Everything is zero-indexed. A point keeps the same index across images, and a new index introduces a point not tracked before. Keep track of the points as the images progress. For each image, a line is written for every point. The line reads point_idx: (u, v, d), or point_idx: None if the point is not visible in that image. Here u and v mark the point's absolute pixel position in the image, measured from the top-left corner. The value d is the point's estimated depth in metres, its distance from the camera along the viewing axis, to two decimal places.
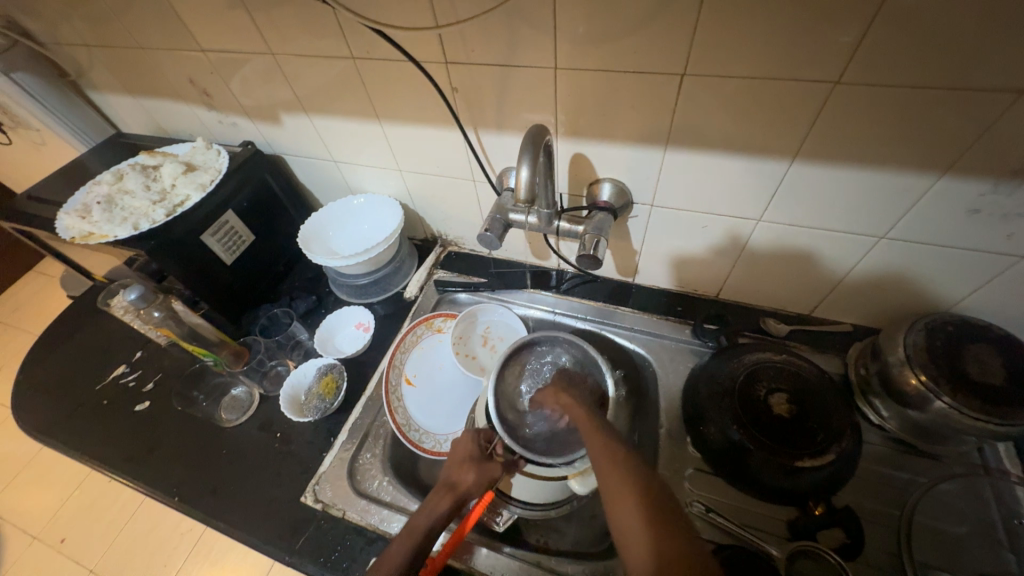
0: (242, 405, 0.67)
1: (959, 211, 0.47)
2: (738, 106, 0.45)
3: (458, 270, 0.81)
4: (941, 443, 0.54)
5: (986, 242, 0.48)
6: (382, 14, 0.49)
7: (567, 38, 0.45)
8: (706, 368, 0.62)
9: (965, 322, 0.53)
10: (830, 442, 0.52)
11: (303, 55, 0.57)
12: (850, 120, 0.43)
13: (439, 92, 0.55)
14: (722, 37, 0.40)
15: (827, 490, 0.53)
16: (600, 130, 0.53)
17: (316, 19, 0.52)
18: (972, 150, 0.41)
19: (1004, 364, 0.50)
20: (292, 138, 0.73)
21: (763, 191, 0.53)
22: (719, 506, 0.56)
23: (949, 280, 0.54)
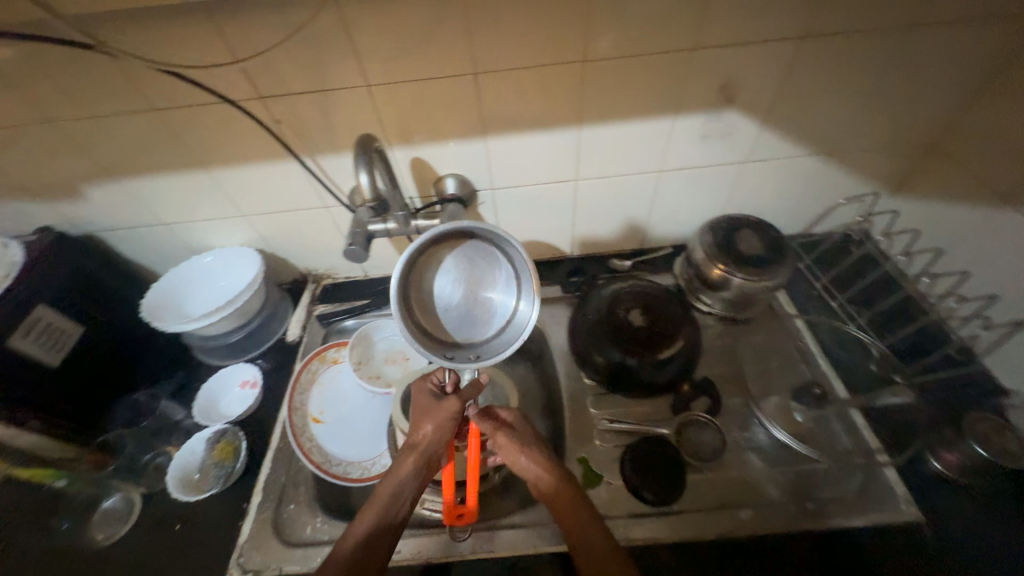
0: (120, 515, 0.72)
1: (700, 137, 0.78)
2: (521, 93, 0.69)
3: (337, 299, 0.95)
4: (740, 310, 0.82)
5: (701, 158, 0.82)
6: (274, 85, 0.64)
7: (379, 68, 0.64)
8: (586, 305, 0.83)
9: (733, 219, 0.72)
10: (670, 338, 0.77)
11: (169, 104, 0.65)
12: (563, 83, 0.68)
13: (265, 126, 0.69)
14: (488, 24, 0.61)
15: (687, 365, 0.78)
16: (437, 116, 0.70)
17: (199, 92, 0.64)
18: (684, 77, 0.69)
19: (762, 239, 0.69)
20: (109, 208, 0.80)
21: (548, 126, 0.74)
22: (619, 415, 0.78)
23: (688, 188, 0.87)
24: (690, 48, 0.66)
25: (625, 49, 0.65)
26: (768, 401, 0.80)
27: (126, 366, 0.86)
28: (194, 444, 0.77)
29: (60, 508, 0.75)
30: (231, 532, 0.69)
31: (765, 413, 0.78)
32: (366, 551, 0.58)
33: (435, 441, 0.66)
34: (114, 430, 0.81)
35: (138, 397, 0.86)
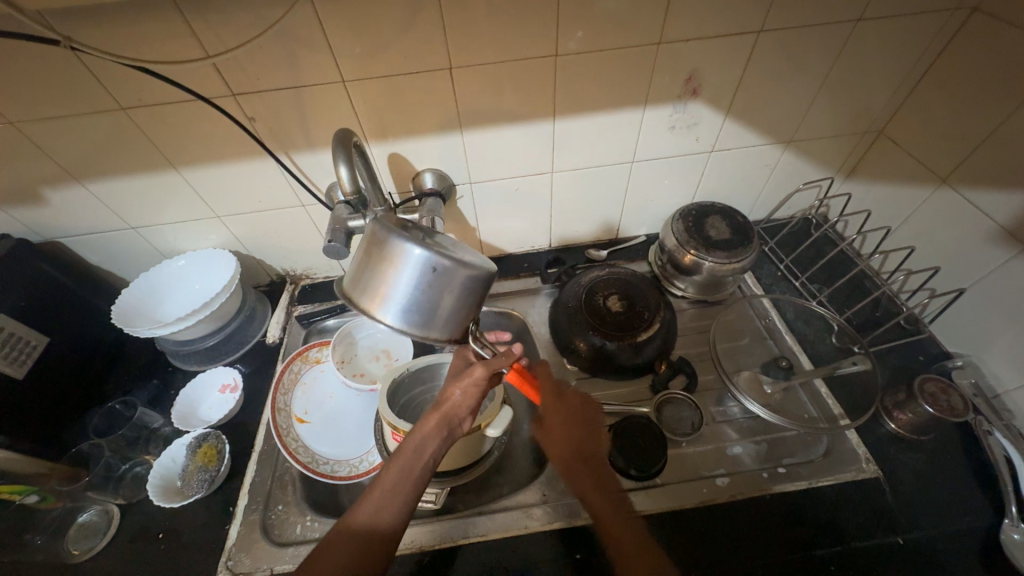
0: (204, 479, 0.66)
1: (982, 233, 0.67)
2: (805, 78, 0.70)
3: (315, 301, 0.89)
4: (1005, 419, 0.65)
5: (982, 234, 0.67)
6: (595, 49, 0.61)
7: (616, 39, 0.61)
8: (812, 341, 0.76)
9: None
10: (950, 414, 0.62)
11: (468, 65, 0.61)
12: (827, 45, 0.66)
13: (518, 103, 0.66)
14: (736, 63, 0.66)
15: (943, 450, 0.65)
16: (714, 100, 0.70)
17: (517, 53, 0.60)
18: (1022, 151, 0.61)
19: None
20: (138, 200, 0.70)
21: (796, 126, 0.77)
22: (839, 484, 0.62)
23: (947, 257, 0.73)
24: (1008, 27, 0.60)
25: (905, 7, 0.62)
26: None
27: (310, 270, 0.90)
28: (361, 349, 0.85)
29: (239, 348, 0.82)
30: (372, 444, 0.74)
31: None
32: (380, 516, 0.50)
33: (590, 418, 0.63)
34: (288, 325, 0.85)
35: (306, 306, 0.88)
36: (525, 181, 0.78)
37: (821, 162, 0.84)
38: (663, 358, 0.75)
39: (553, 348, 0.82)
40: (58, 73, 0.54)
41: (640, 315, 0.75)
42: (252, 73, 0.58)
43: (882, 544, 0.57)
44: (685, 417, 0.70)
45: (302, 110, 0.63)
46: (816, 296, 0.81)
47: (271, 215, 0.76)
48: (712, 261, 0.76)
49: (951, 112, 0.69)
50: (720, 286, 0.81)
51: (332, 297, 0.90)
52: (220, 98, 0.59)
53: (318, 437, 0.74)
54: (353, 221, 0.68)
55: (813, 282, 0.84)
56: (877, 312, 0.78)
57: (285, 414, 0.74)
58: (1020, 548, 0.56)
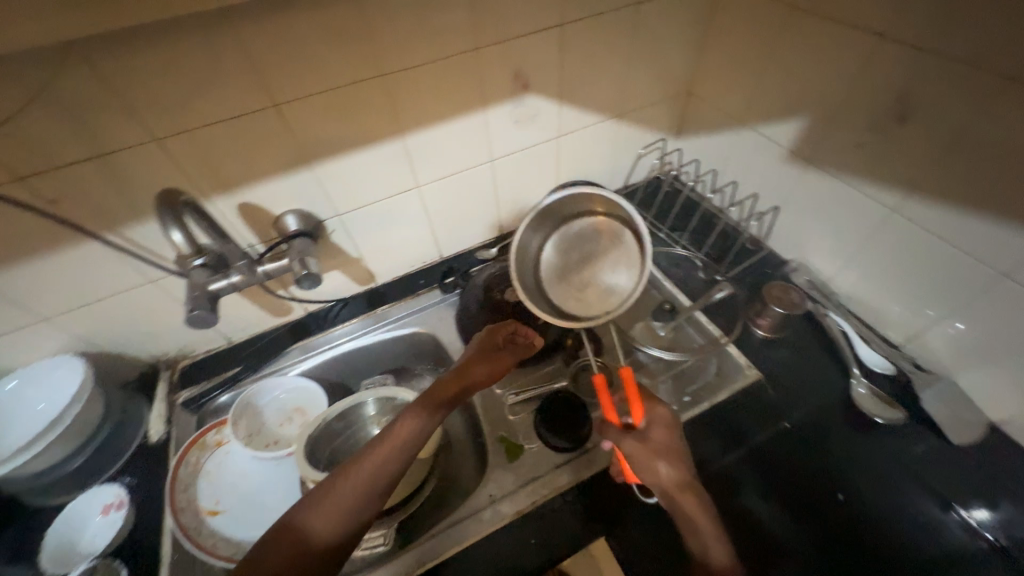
0: None
1: (778, 157, 0.81)
2: (614, 59, 0.79)
3: (202, 380, 0.80)
4: (833, 300, 0.79)
5: (778, 158, 0.80)
6: (421, 62, 0.64)
7: (436, 49, 0.64)
8: (685, 281, 0.87)
9: (828, 218, 0.76)
10: (790, 310, 0.75)
11: (296, 98, 0.59)
12: (621, 28, 0.75)
13: (360, 127, 0.66)
14: (552, 56, 0.73)
15: (799, 341, 0.77)
16: (545, 90, 0.77)
17: (344, 78, 0.60)
18: (783, 88, 0.75)
19: (845, 265, 0.77)
20: None
21: (621, 100, 0.86)
22: (733, 394, 0.71)
23: (759, 184, 0.86)
24: None
25: None
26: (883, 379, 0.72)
27: (186, 349, 0.80)
28: (268, 415, 0.79)
29: (116, 459, 0.70)
30: None
31: (863, 363, 0.72)
32: (378, 476, 0.55)
33: (675, 438, 0.56)
34: (173, 417, 0.76)
35: (191, 389, 0.79)
36: (395, 201, 0.78)
37: (652, 127, 0.95)
38: (570, 333, 0.78)
39: None
40: None
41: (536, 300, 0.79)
42: (40, 149, 0.51)
43: (773, 435, 0.67)
44: (601, 381, 0.74)
45: (116, 178, 0.56)
46: (680, 242, 0.92)
47: (115, 300, 0.67)
48: (587, 234, 0.83)
49: (731, 67, 0.83)
50: None
51: (220, 371, 0.81)
52: (5, 184, 0.52)
53: (238, 525, 0.67)
54: (214, 284, 0.63)
55: (674, 230, 0.95)
56: (727, 242, 0.91)
57: (192, 512, 0.66)
58: (867, 401, 0.70)
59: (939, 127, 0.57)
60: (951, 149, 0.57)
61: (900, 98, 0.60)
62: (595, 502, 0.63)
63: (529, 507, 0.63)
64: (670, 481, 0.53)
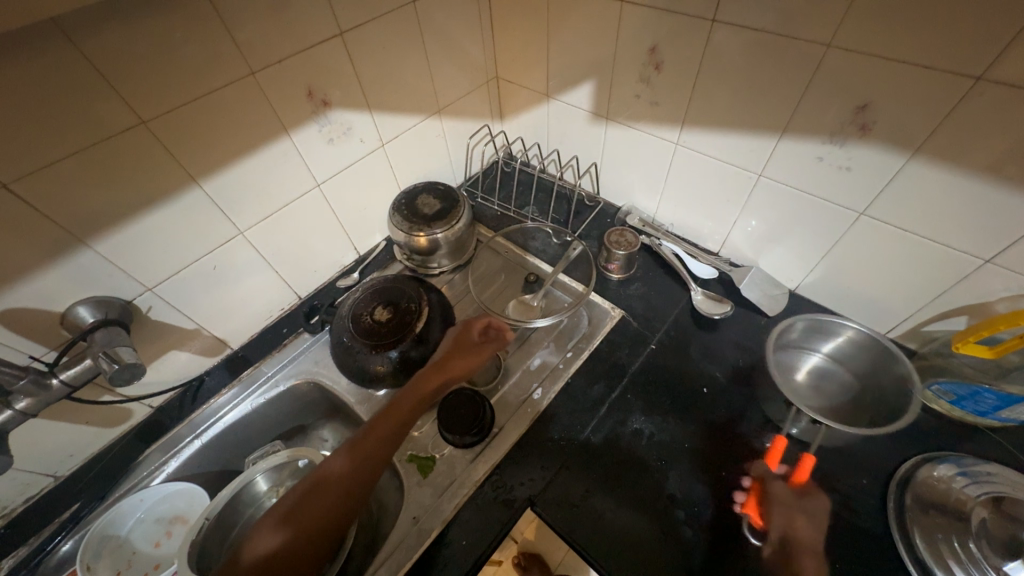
0: None
1: (583, 121, 0.89)
2: (412, 58, 0.80)
3: (31, 534, 0.64)
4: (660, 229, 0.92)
5: (583, 122, 0.89)
6: (188, 100, 0.57)
7: (202, 81, 0.57)
8: (543, 250, 0.93)
9: (636, 162, 0.87)
10: (630, 249, 0.84)
11: (32, 171, 0.49)
12: (406, 28, 0.76)
13: (139, 184, 0.58)
14: (343, 67, 0.71)
15: (645, 272, 0.88)
16: (350, 103, 0.75)
17: (93, 135, 0.52)
18: (567, 60, 0.83)
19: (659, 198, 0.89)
20: None
21: (434, 96, 0.88)
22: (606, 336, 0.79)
23: (578, 147, 0.95)
24: None
25: None
26: (712, 283, 0.85)
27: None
28: (139, 538, 0.68)
29: None
30: None
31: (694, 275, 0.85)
32: (342, 482, 0.56)
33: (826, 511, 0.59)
34: None
35: (19, 552, 0.64)
36: (219, 254, 0.70)
37: (473, 116, 0.99)
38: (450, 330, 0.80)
39: (358, 388, 0.79)
40: None
41: (409, 310, 0.78)
42: None
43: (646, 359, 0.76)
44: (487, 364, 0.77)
45: None
46: (529, 216, 0.98)
47: None
48: (441, 232, 0.84)
49: (520, 48, 0.89)
50: (463, 247, 0.91)
51: (56, 514, 0.66)
52: None
53: None
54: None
55: (524, 206, 1.01)
56: (569, 205, 0.99)
57: None
58: (704, 303, 0.81)
59: (684, 68, 0.68)
60: (697, 84, 0.69)
61: (652, 51, 0.70)
62: (514, 479, 0.65)
63: (452, 510, 0.62)
64: (801, 539, 0.57)
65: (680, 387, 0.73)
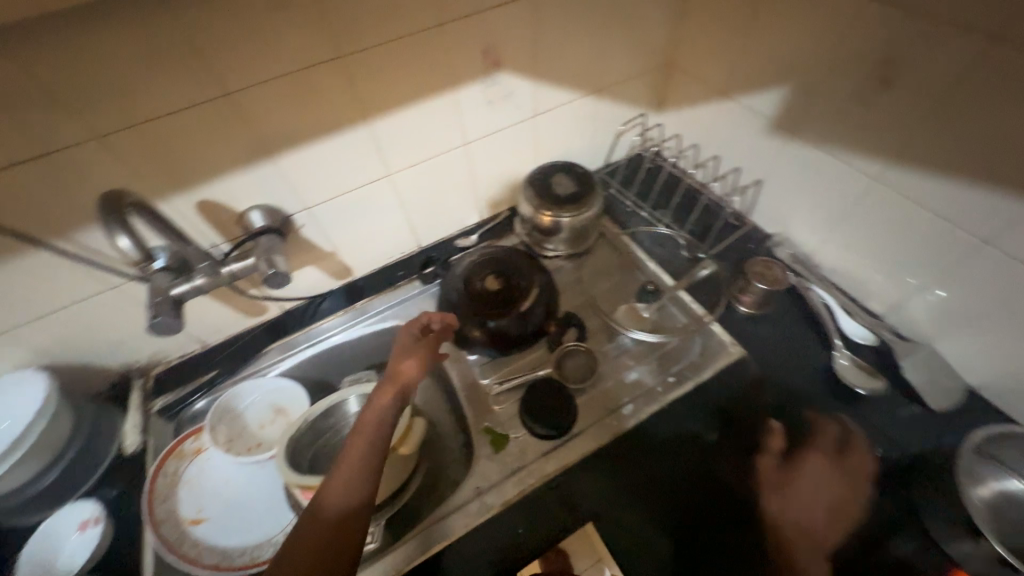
0: None
1: (757, 130, 0.79)
2: (591, 30, 0.75)
3: (178, 385, 0.77)
4: (813, 272, 0.79)
5: (758, 131, 0.79)
6: (381, 42, 0.60)
7: (397, 24, 0.59)
8: (668, 260, 0.85)
9: (810, 190, 0.75)
10: (774, 285, 0.74)
11: (250, 85, 0.56)
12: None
13: (323, 112, 0.62)
14: (522, 29, 0.69)
15: (783, 314, 0.77)
16: (517, 67, 0.73)
17: (300, 61, 0.56)
18: (763, 57, 0.72)
19: (825, 237, 0.77)
20: None
21: (599, 74, 0.83)
22: (720, 372, 0.71)
23: (742, 157, 0.84)
24: None
25: None
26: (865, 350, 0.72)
27: (159, 356, 0.77)
28: (251, 416, 0.76)
29: (90, 474, 0.68)
30: (290, 514, 0.67)
31: (845, 334, 0.72)
32: (352, 490, 0.53)
33: None
34: (150, 426, 0.73)
35: (168, 396, 0.76)
36: (366, 191, 0.75)
37: (631, 102, 0.92)
38: (552, 318, 0.78)
39: (451, 346, 0.81)
40: None
41: (519, 287, 0.78)
42: None
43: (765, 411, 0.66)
44: (581, 363, 0.74)
45: (62, 182, 0.53)
46: (662, 220, 0.90)
47: (77, 309, 0.64)
48: (570, 216, 0.81)
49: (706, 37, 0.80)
50: (584, 237, 0.87)
51: (197, 376, 0.78)
52: None
53: (224, 530, 0.66)
54: (177, 288, 0.61)
55: (658, 208, 0.93)
56: (710, 219, 0.89)
57: (172, 522, 0.65)
58: (848, 372, 0.69)
59: (924, 90, 0.55)
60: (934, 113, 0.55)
61: (883, 63, 0.58)
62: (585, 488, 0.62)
63: (514, 495, 0.62)
64: None
65: (795, 455, 0.63)
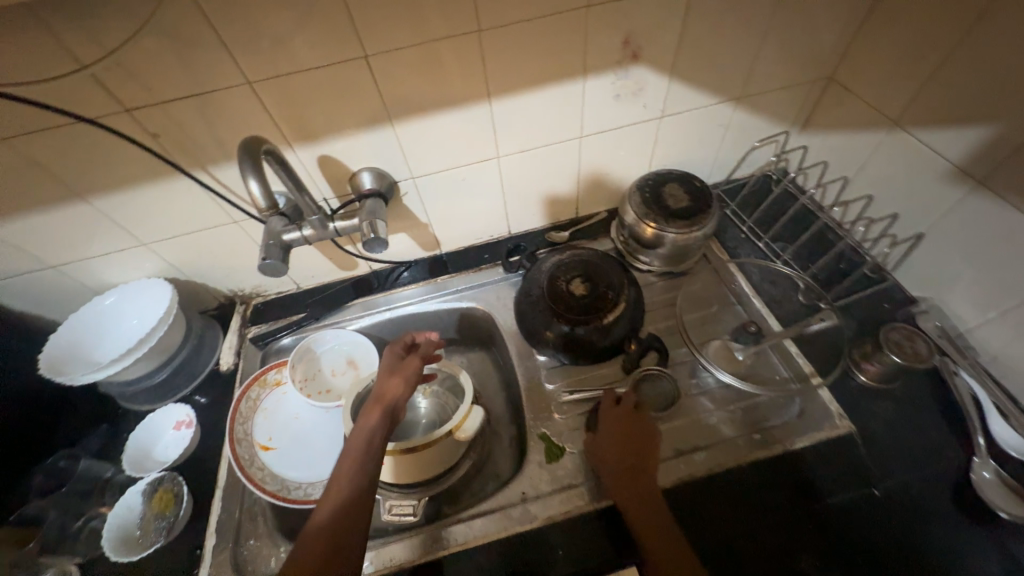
0: (164, 526, 0.62)
1: (934, 173, 0.65)
2: (750, 28, 0.66)
3: (271, 319, 0.83)
4: (966, 353, 0.65)
5: (936, 174, 0.65)
6: (520, 20, 0.57)
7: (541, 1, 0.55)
8: (779, 302, 0.75)
9: (990, 257, 0.61)
10: (912, 360, 0.62)
11: (386, 50, 0.55)
12: None
13: (448, 84, 0.61)
14: (673, 18, 0.62)
15: (914, 395, 0.65)
16: (657, 62, 0.67)
17: (438, 31, 0.55)
18: (969, 86, 0.58)
19: (996, 317, 0.62)
20: (49, 236, 0.64)
21: (746, 80, 0.73)
22: (819, 444, 0.62)
23: (906, 199, 0.71)
24: None
25: None
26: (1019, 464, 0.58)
27: (259, 288, 0.84)
28: (326, 362, 0.81)
29: (190, 382, 0.77)
30: None
31: (996, 440, 0.59)
32: (346, 508, 0.50)
33: None
34: (243, 349, 0.80)
35: (260, 326, 0.83)
36: (470, 169, 0.74)
37: (774, 115, 0.81)
38: (632, 337, 0.72)
39: (521, 340, 0.79)
40: None
41: (604, 298, 0.72)
42: (144, 81, 0.52)
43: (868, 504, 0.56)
44: (662, 391, 0.69)
45: (211, 119, 0.57)
46: (781, 255, 0.80)
47: (203, 235, 0.71)
48: (676, 232, 0.73)
49: (892, 51, 0.66)
50: (685, 257, 0.80)
51: (287, 315, 0.84)
52: (111, 115, 0.53)
53: (287, 461, 0.71)
54: (288, 235, 0.65)
55: (779, 240, 0.82)
56: (841, 265, 0.77)
57: (247, 444, 0.70)
58: (989, 487, 0.56)
59: None
60: None
61: None
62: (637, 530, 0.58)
63: (560, 514, 0.60)
64: None
65: (902, 569, 0.52)
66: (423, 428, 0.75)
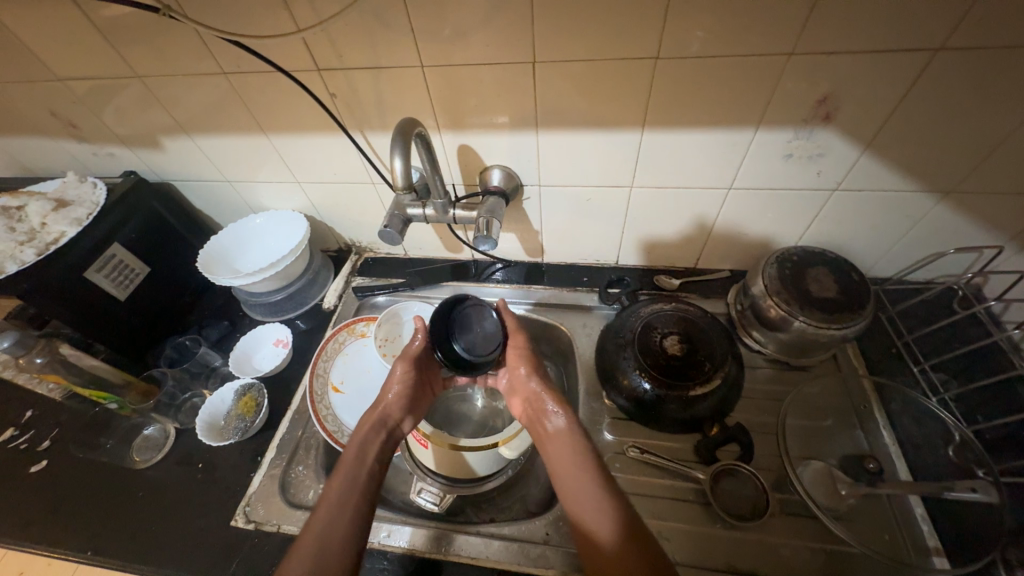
0: (239, 427, 0.72)
1: None
2: (997, 115, 0.52)
3: (375, 275, 0.90)
4: None
5: None
6: (705, 55, 0.52)
7: (735, 39, 0.50)
8: (915, 446, 0.62)
9: None
10: None
11: (554, 60, 0.54)
12: None
13: (604, 105, 0.58)
14: (893, 84, 0.51)
15: None
16: (852, 129, 0.57)
17: (611, 51, 0.53)
18: None
19: None
20: (234, 158, 0.76)
21: (966, 174, 0.59)
22: None
23: None
24: None
25: None
26: None
27: (374, 245, 0.91)
28: (406, 331, 0.83)
29: (296, 309, 0.87)
30: None
31: None
32: (342, 517, 0.51)
33: None
34: (345, 294, 0.88)
35: (365, 278, 0.90)
36: (598, 191, 0.71)
37: (991, 223, 0.64)
38: (716, 419, 0.64)
39: (593, 378, 0.75)
40: (185, 43, 0.59)
41: (698, 366, 0.64)
42: (338, 49, 0.57)
43: None
44: (743, 494, 0.61)
45: (380, 92, 0.62)
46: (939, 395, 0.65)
47: (344, 188, 0.78)
48: (807, 322, 0.62)
49: None
50: (808, 351, 0.69)
51: (389, 277, 0.90)
52: (305, 72, 0.60)
53: (349, 409, 0.76)
54: (411, 209, 0.68)
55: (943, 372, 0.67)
56: None
57: (323, 380, 0.77)
58: None
59: None
60: None
61: None
62: None
63: (576, 574, 0.56)
64: None
65: None
66: (473, 426, 0.76)
